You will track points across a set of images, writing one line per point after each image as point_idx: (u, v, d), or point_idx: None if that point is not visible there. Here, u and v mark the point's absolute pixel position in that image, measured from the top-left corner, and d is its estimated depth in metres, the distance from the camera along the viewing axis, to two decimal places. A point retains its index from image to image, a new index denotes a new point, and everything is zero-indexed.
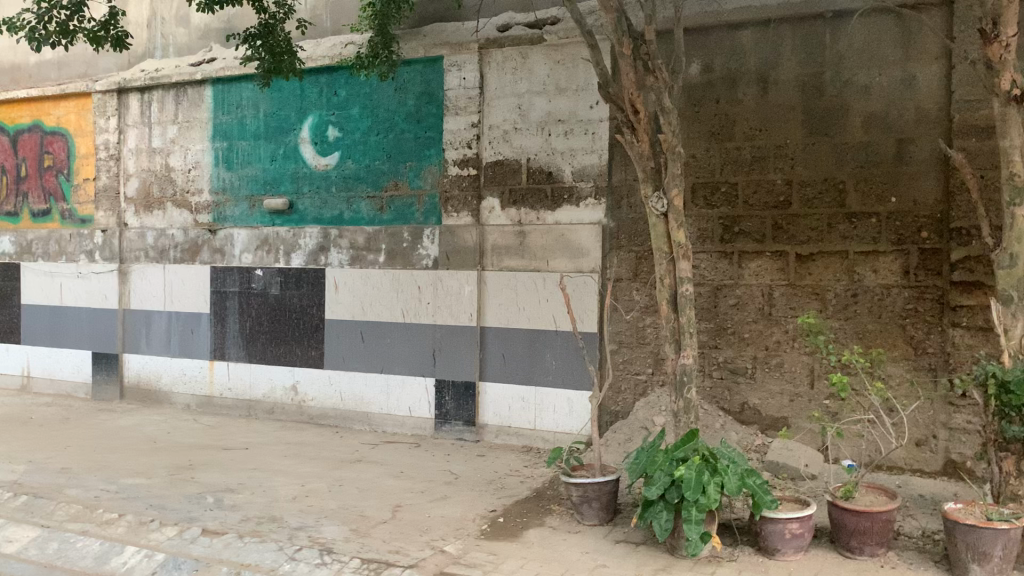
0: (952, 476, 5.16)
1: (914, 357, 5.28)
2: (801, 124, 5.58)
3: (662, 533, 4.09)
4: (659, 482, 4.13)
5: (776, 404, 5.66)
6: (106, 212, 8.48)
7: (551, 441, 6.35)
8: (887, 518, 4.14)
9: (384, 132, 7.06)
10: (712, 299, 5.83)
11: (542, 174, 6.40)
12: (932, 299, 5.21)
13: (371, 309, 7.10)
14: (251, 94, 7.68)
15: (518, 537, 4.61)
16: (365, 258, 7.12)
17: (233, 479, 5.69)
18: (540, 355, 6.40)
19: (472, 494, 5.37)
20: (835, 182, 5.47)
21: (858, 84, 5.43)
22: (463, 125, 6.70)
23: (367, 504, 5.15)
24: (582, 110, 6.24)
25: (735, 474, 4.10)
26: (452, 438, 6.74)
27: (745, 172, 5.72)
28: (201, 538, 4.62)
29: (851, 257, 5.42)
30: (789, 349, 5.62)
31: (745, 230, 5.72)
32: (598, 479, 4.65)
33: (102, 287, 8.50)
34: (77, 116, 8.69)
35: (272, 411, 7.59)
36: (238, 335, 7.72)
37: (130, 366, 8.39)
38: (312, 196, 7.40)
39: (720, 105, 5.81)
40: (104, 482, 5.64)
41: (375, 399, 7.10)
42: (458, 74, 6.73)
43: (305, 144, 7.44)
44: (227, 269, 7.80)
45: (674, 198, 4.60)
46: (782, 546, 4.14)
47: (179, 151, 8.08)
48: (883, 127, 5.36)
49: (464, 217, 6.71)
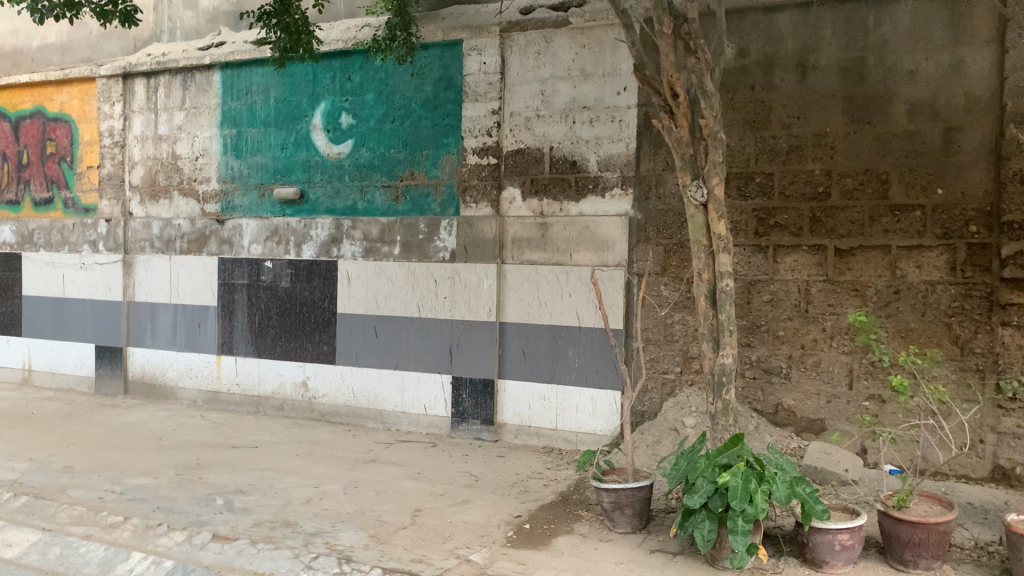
0: (1001, 482, 4.88)
1: (961, 357, 5.01)
2: (841, 112, 5.30)
3: (705, 544, 3.84)
4: (702, 490, 3.89)
5: (813, 405, 5.40)
6: (110, 201, 8.22)
7: (573, 442, 6.10)
8: (945, 529, 3.89)
9: (400, 119, 6.79)
10: (745, 295, 5.57)
11: (566, 163, 6.14)
12: (981, 295, 4.94)
13: (385, 303, 6.83)
14: (261, 79, 7.41)
15: (547, 545, 4.35)
16: (379, 250, 6.86)
17: (243, 480, 5.44)
18: (563, 352, 6.14)
19: (494, 497, 5.12)
20: (877, 172, 5.20)
21: (902, 69, 5.15)
22: (483, 112, 6.44)
23: (385, 508, 4.89)
24: (608, 96, 5.97)
25: (784, 482, 3.85)
26: (470, 437, 6.49)
27: (782, 162, 5.45)
28: (212, 543, 4.37)
29: (894, 252, 5.15)
30: (827, 348, 5.36)
31: (781, 223, 5.45)
32: (631, 484, 4.39)
33: (107, 279, 8.24)
34: (80, 101, 8.42)
35: (281, 407, 7.34)
36: (246, 329, 7.47)
37: (135, 360, 8.14)
38: (324, 185, 7.14)
39: (755, 91, 5.55)
40: (108, 482, 5.39)
41: (389, 397, 6.85)
42: (478, 59, 6.45)
43: (317, 131, 7.18)
44: (236, 260, 7.54)
45: (715, 186, 4.33)
46: (831, 558, 3.88)
47: (186, 139, 7.82)
48: (929, 115, 5.09)
49: (483, 208, 6.45)
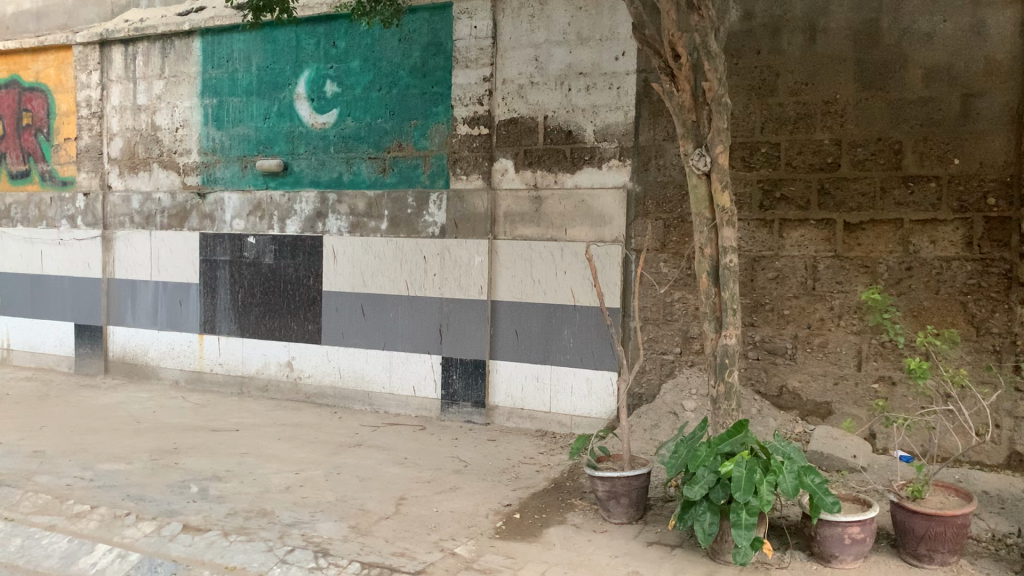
0: (1018, 469, 4.62)
1: (977, 338, 4.73)
2: (852, 78, 4.99)
3: (705, 538, 3.60)
4: (703, 480, 3.63)
5: (819, 387, 5.13)
6: (88, 174, 7.91)
7: (568, 426, 5.84)
8: (962, 522, 3.63)
9: (387, 87, 6.48)
10: (749, 271, 5.29)
11: (561, 133, 5.83)
12: (999, 273, 4.66)
13: (372, 280, 6.55)
14: (242, 45, 7.08)
15: (538, 537, 4.10)
16: (365, 225, 6.57)
17: (221, 466, 5.18)
18: (557, 332, 5.87)
19: (483, 484, 4.87)
20: (889, 142, 4.90)
21: (919, 32, 4.83)
22: (474, 79, 6.11)
23: (368, 496, 4.64)
24: (606, 62, 5.65)
25: (792, 472, 3.58)
26: (460, 420, 6.23)
27: (789, 131, 5.15)
28: (182, 536, 4.11)
29: (906, 226, 4.86)
30: (834, 328, 5.09)
31: (787, 195, 5.16)
32: (627, 473, 4.13)
33: (85, 255, 7.94)
34: (56, 70, 8.09)
35: (266, 388, 7.07)
36: (228, 307, 7.19)
37: (115, 339, 7.87)
38: (309, 157, 6.83)
39: (761, 56, 5.23)
40: (79, 468, 5.13)
41: (377, 378, 6.58)
42: (468, 23, 6.12)
43: (300, 101, 6.86)
44: (217, 236, 7.24)
45: (719, 155, 4.02)
46: (840, 553, 3.63)
47: (166, 109, 7.50)
48: (946, 80, 4.78)
49: (475, 180, 6.15)
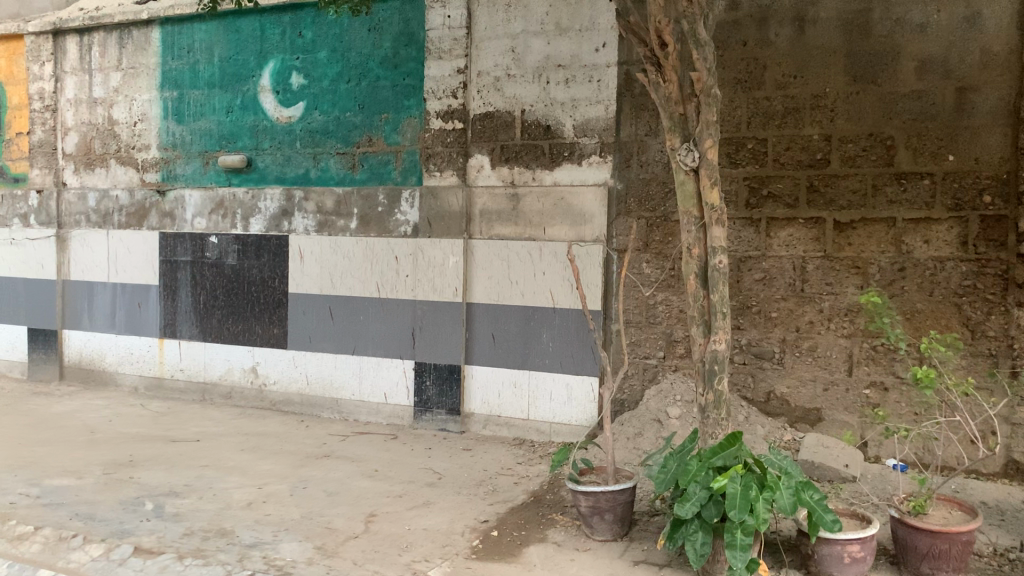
0: (1015, 478, 4.44)
1: (972, 342, 4.55)
2: (843, 71, 4.79)
3: (697, 559, 3.37)
4: (694, 497, 3.39)
5: (808, 393, 4.93)
6: (42, 170, 7.52)
7: (547, 433, 5.59)
8: (967, 539, 3.43)
9: (356, 79, 6.19)
10: (736, 272, 5.06)
11: (539, 127, 5.58)
12: (995, 274, 4.48)
13: (341, 282, 6.25)
14: (204, 36, 6.75)
15: (517, 557, 3.84)
16: (334, 224, 6.27)
17: (179, 481, 4.86)
18: (535, 335, 5.61)
19: (459, 498, 4.60)
20: (881, 137, 4.70)
21: (911, 23, 4.64)
22: (448, 71, 5.84)
23: (336, 512, 4.36)
24: (586, 54, 5.40)
25: (789, 489, 3.35)
26: (434, 429, 5.96)
27: (777, 125, 4.93)
28: (132, 559, 3.81)
29: (900, 225, 4.67)
30: (824, 332, 4.88)
31: (775, 193, 4.94)
32: (612, 488, 3.88)
33: (38, 256, 7.55)
34: (7, 61, 7.69)
35: (230, 395, 6.75)
36: (190, 310, 6.85)
37: (71, 344, 7.49)
38: (274, 152, 6.52)
39: (748, 48, 5.01)
40: (24, 484, 4.79)
41: (347, 384, 6.28)
42: (441, 12, 5.84)
43: (265, 94, 6.54)
44: (178, 235, 6.90)
45: (709, 149, 3.78)
46: (839, 572, 3.42)
47: (124, 102, 7.14)
48: (940, 73, 4.59)
49: (449, 176, 5.87)
